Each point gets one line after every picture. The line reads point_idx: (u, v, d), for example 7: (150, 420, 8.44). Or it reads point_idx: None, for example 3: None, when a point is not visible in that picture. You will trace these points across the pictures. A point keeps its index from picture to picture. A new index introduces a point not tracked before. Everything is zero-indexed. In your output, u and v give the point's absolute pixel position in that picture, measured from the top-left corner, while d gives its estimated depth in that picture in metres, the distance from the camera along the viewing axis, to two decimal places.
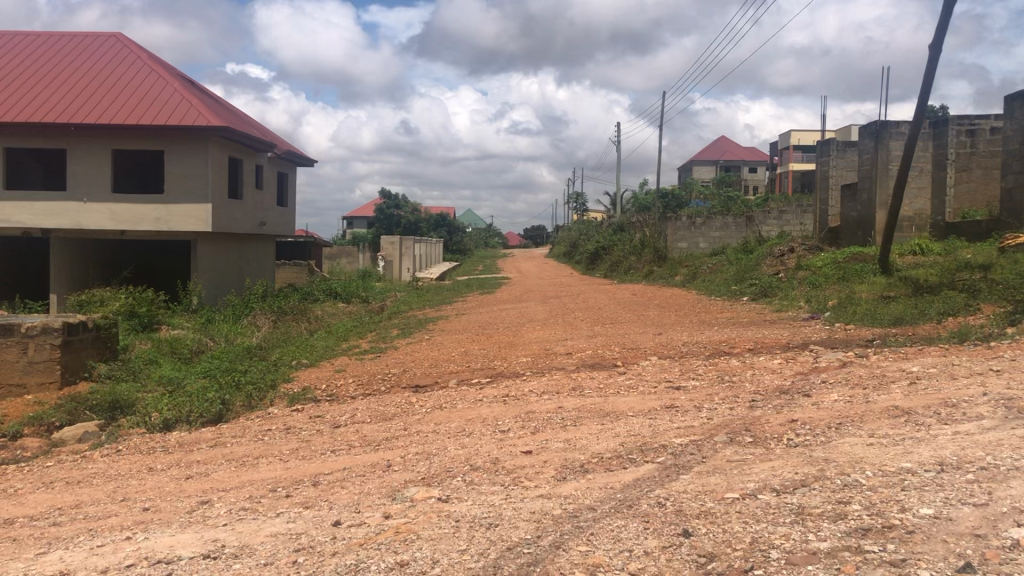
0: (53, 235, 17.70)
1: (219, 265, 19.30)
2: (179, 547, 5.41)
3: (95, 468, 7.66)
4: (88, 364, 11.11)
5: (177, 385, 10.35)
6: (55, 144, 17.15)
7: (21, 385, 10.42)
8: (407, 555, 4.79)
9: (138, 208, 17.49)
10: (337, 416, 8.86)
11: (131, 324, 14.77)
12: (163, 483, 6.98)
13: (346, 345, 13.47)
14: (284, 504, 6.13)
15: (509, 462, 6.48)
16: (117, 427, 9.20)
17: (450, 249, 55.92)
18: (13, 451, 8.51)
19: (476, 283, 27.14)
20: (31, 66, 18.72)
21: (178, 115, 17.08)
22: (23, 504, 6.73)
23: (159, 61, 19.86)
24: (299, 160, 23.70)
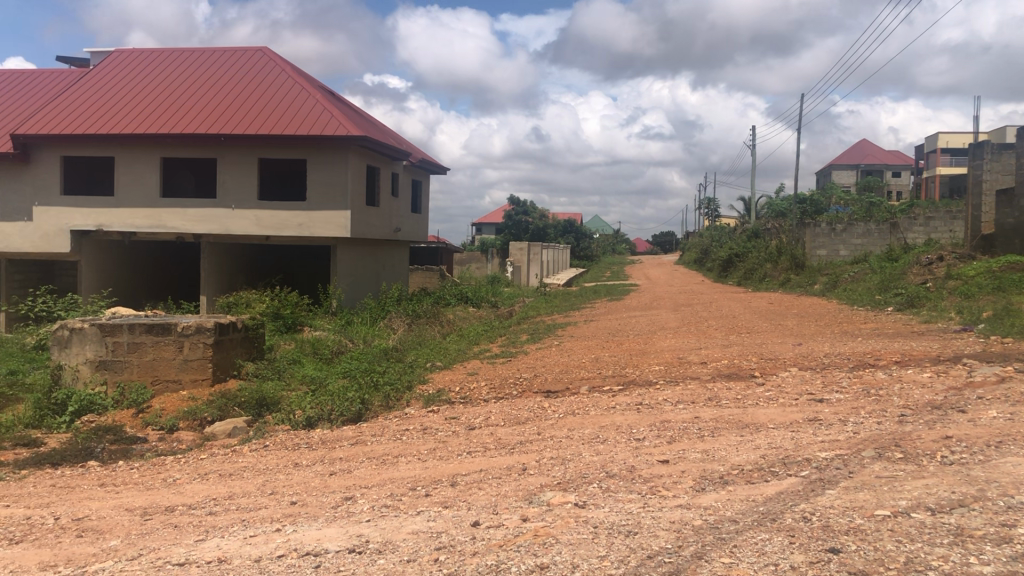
0: (203, 240, 18.73)
1: (356, 269, 19.95)
2: (326, 541, 5.61)
3: (245, 461, 8.04)
4: (237, 362, 11.69)
5: (319, 384, 10.77)
6: (207, 154, 18.12)
7: (176, 381, 11.02)
8: (547, 558, 4.82)
9: (280, 215, 18.24)
10: (472, 418, 9.01)
11: (276, 325, 15.47)
12: (309, 478, 7.26)
13: (478, 349, 13.67)
14: (424, 502, 6.27)
15: (646, 471, 6.43)
16: (264, 423, 9.62)
17: (579, 255, 55.91)
18: (169, 444, 9.03)
19: (606, 290, 27.02)
20: (186, 81, 19.87)
21: (320, 125, 17.75)
22: (182, 493, 7.13)
23: (302, 73, 20.71)
24: (432, 168, 24.23)
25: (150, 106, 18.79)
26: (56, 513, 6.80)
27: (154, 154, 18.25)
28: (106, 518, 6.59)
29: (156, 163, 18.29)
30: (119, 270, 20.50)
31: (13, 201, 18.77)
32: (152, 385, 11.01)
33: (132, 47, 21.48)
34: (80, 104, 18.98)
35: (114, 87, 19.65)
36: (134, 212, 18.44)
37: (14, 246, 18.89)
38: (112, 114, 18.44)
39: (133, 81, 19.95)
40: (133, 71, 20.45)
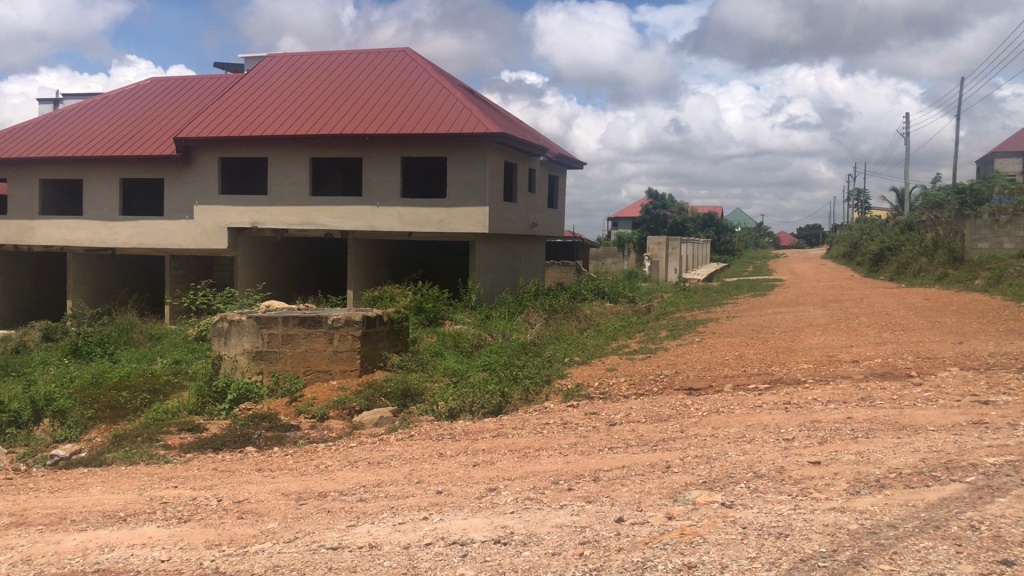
0: (349, 236, 19.39)
1: (495, 265, 20.19)
2: (471, 531, 5.70)
3: (392, 450, 8.26)
4: (383, 354, 12.04)
5: (461, 377, 10.95)
6: (353, 153, 18.73)
7: (327, 372, 11.44)
8: (694, 557, 4.74)
9: (422, 211, 18.65)
10: (612, 414, 8.95)
11: (419, 318, 15.86)
12: (453, 468, 7.39)
13: (617, 344, 13.58)
14: (568, 496, 6.28)
15: (797, 472, 6.22)
16: (409, 414, 9.85)
17: (719, 249, 54.74)
18: (321, 432, 9.40)
19: (747, 285, 26.33)
20: (334, 83, 20.62)
21: (460, 123, 18.04)
22: (333, 479, 7.41)
23: (442, 72, 21.11)
24: (569, 163, 24.23)
25: (300, 108, 19.59)
26: (218, 495, 7.19)
27: (304, 154, 19.00)
28: (264, 501, 6.92)
29: (305, 163, 19.04)
30: (271, 266, 21.47)
31: (177, 200, 19.96)
32: (304, 376, 11.47)
33: (285, 51, 22.44)
34: (237, 107, 20.00)
35: (268, 91, 20.60)
36: (285, 210, 19.27)
37: (178, 243, 20.02)
38: (265, 117, 19.33)
39: (285, 84, 20.85)
40: (286, 75, 21.38)
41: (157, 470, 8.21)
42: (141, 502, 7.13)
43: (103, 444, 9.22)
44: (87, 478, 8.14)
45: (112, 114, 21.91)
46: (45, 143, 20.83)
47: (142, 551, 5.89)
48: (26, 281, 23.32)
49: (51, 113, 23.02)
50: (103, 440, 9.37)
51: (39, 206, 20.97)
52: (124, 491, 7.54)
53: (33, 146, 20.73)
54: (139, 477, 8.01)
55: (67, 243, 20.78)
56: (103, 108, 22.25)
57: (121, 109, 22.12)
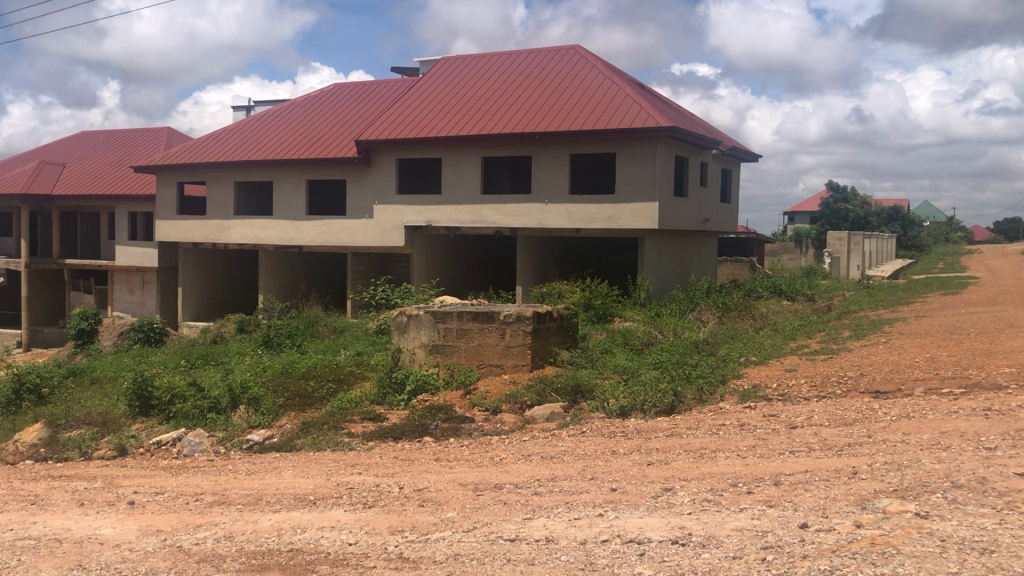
0: (519, 233, 19.65)
1: (665, 261, 19.92)
2: (648, 530, 5.65)
3: (566, 446, 8.30)
4: (554, 350, 12.11)
5: (632, 375, 10.84)
6: (523, 152, 18.97)
7: (499, 366, 11.60)
8: (888, 569, 4.50)
9: (591, 208, 18.62)
10: (792, 416, 8.62)
11: (588, 315, 15.88)
12: (627, 466, 7.34)
13: (795, 344, 13.07)
14: (747, 500, 6.10)
15: (1002, 484, 5.78)
16: (580, 410, 9.85)
17: (905, 245, 51.75)
18: (494, 425, 9.57)
19: (937, 283, 24.72)
20: (506, 83, 20.95)
21: (629, 119, 17.91)
22: (509, 472, 7.53)
23: (612, 67, 21.01)
24: (743, 156, 23.55)
25: (473, 109, 20.03)
26: (400, 482, 7.46)
27: (475, 153, 19.42)
28: (443, 490, 7.11)
29: (476, 162, 19.45)
30: (444, 262, 22.08)
31: (357, 200, 20.87)
32: (478, 369, 11.67)
33: (459, 54, 23.02)
34: (413, 110, 20.70)
35: (442, 93, 21.20)
36: (458, 209, 19.77)
37: (358, 240, 20.92)
38: (440, 118, 19.90)
39: (458, 86, 21.40)
40: (460, 77, 21.92)
41: (342, 457, 8.63)
42: (329, 487, 7.51)
43: (293, 431, 9.78)
44: (279, 462, 8.65)
45: (298, 119, 23.19)
46: (240, 148, 22.30)
47: (331, 534, 6.19)
48: (223, 275, 25.04)
49: (245, 120, 24.61)
50: (292, 426, 9.93)
51: (234, 206, 22.44)
52: (312, 475, 7.96)
53: (229, 151, 22.24)
54: (326, 462, 8.43)
55: (259, 241, 22.16)
56: (291, 114, 23.59)
57: (307, 114, 23.37)
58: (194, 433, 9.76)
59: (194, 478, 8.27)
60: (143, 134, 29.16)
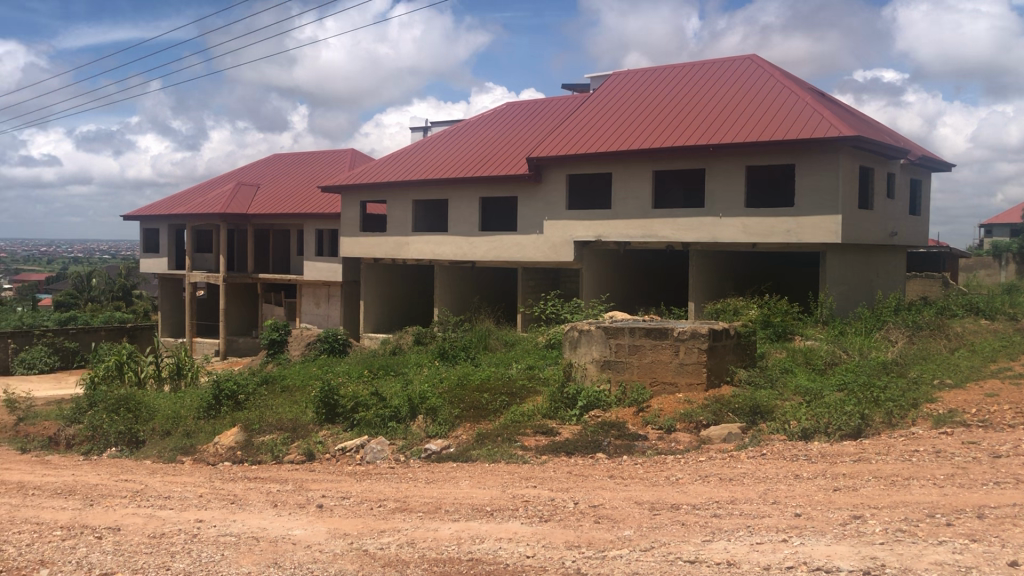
0: (691, 248, 19.33)
1: (847, 277, 19.05)
2: (837, 558, 5.39)
3: (744, 468, 8.06)
4: (730, 368, 11.77)
5: (814, 396, 10.39)
6: (696, 165, 18.66)
7: (673, 384, 11.36)
8: None
9: (768, 221, 18.07)
10: (995, 445, 8.01)
11: (766, 333, 15.40)
12: (812, 491, 7.04)
13: (996, 367, 12.15)
14: (947, 532, 5.72)
15: None
16: (758, 431, 9.54)
17: None
18: (668, 443, 9.43)
19: None
20: (679, 95, 20.69)
21: (809, 128, 17.26)
22: (685, 492, 7.39)
23: (791, 76, 20.34)
24: (934, 165, 22.18)
25: (645, 122, 19.91)
26: (575, 498, 7.46)
27: (647, 167, 19.27)
28: (618, 507, 7.06)
29: (648, 176, 19.29)
30: (614, 277, 21.99)
31: (529, 216, 21.18)
32: (651, 387, 11.49)
33: (631, 67, 22.96)
34: (585, 126, 20.80)
35: (614, 108, 21.20)
36: (629, 223, 19.68)
37: (529, 255, 21.20)
38: (612, 133, 19.89)
39: (631, 100, 21.34)
40: (632, 91, 21.84)
41: (517, 469, 8.75)
42: (505, 499, 7.61)
43: (468, 441, 10.01)
44: (457, 472, 8.87)
45: (472, 138, 23.80)
46: (418, 167, 23.13)
47: (509, 546, 6.27)
48: (401, 290, 25.97)
49: (423, 140, 25.52)
50: (468, 437, 10.16)
51: (412, 223, 23.28)
52: (489, 486, 8.10)
53: (407, 171, 23.11)
54: (502, 474, 8.57)
55: (435, 257, 22.88)
56: (466, 133, 24.25)
57: (482, 133, 23.95)
58: (376, 441, 10.19)
59: (377, 484, 8.61)
60: (327, 156, 30.79)
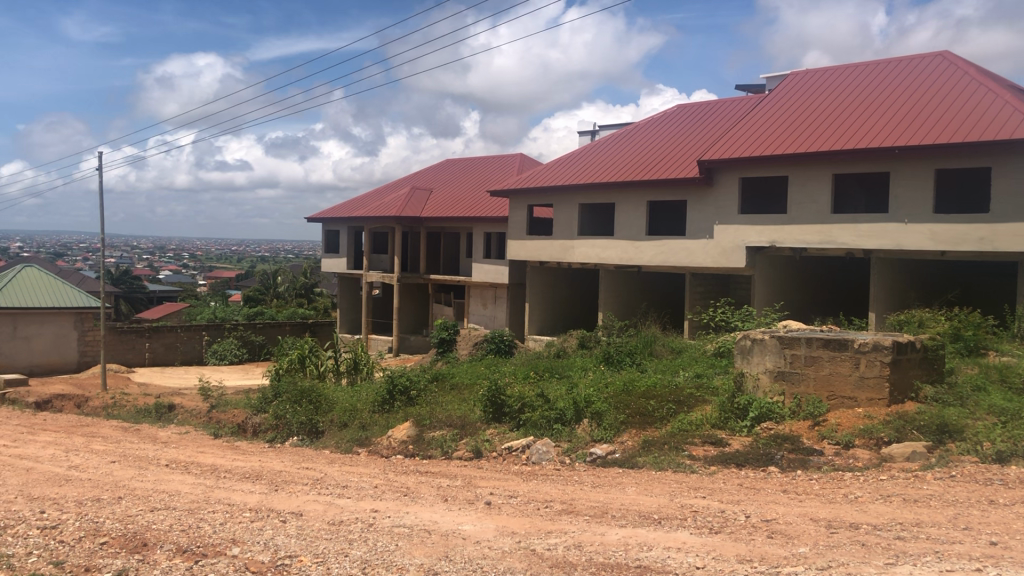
0: (873, 255, 18.42)
1: None
2: None
3: (932, 490, 7.59)
4: (916, 384, 11.10)
5: (1011, 417, 9.63)
6: (880, 168, 17.74)
7: (852, 398, 10.81)
8: None
9: (960, 228, 16.97)
10: None
11: (956, 347, 14.44)
12: (1010, 519, 6.53)
13: None
14: None
15: None
16: (947, 451, 8.95)
17: None
18: (845, 460, 9.00)
19: None
20: (862, 95, 19.74)
21: (1008, 128, 16.05)
22: (866, 512, 7.02)
23: (988, 73, 18.99)
24: None
25: (825, 124, 19.12)
26: (746, 511, 7.25)
27: (826, 170, 18.51)
28: (792, 523, 6.81)
29: (827, 180, 18.53)
30: (787, 285, 21.26)
31: (699, 220, 20.80)
32: (828, 401, 10.99)
33: (811, 67, 22.11)
34: (760, 128, 20.21)
35: (791, 109, 20.50)
36: (805, 229, 18.96)
37: (698, 261, 20.82)
38: (788, 136, 19.23)
39: (809, 100, 20.56)
40: (811, 92, 21.03)
41: (685, 479, 8.60)
42: (673, 507, 7.49)
43: (634, 447, 9.94)
44: (623, 478, 8.82)
45: (643, 141, 23.61)
46: (586, 171, 23.18)
47: (678, 555, 6.17)
48: (566, 293, 26.10)
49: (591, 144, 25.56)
50: (634, 443, 10.07)
51: (579, 227, 23.37)
52: (656, 494, 8.01)
53: (576, 174, 23.19)
54: (669, 482, 8.45)
55: (601, 261, 22.86)
56: (636, 136, 24.09)
57: (652, 136, 23.72)
58: (542, 442, 10.30)
59: (544, 485, 8.68)
60: (498, 160, 31.35)
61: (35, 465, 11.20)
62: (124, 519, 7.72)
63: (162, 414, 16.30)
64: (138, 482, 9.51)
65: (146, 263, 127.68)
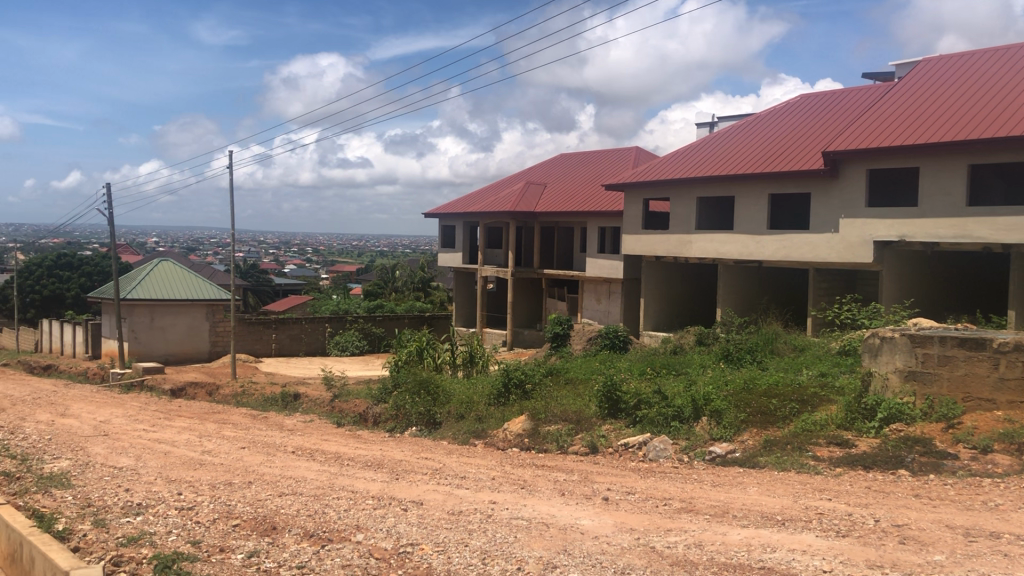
0: (1013, 250, 17.39)
1: None
2: None
3: None
4: None
5: None
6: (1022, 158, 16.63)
7: (991, 401, 10.22)
8: None
9: None
10: None
11: None
12: None
13: None
14: None
15: None
16: None
17: None
18: (983, 465, 8.53)
19: None
20: (1002, 81, 18.64)
21: None
22: (1008, 521, 6.63)
23: None
24: None
25: (960, 112, 18.16)
26: (876, 515, 6.98)
27: (961, 161, 17.56)
28: (926, 530, 6.51)
29: (962, 172, 17.58)
30: (918, 280, 20.35)
31: (823, 214, 20.13)
32: (964, 403, 10.44)
33: (947, 52, 21.02)
34: (889, 117, 19.37)
35: (923, 97, 19.57)
36: (939, 223, 18.07)
37: (822, 256, 20.17)
38: (920, 125, 18.37)
39: (942, 88, 19.56)
40: (946, 78, 20.00)
41: (809, 480, 8.35)
42: (797, 509, 7.28)
43: (755, 447, 9.71)
44: (744, 477, 8.63)
45: (764, 132, 22.98)
46: (704, 164, 22.76)
47: (803, 558, 5.99)
48: (682, 288, 25.71)
49: (710, 136, 25.06)
50: (754, 443, 9.85)
51: (696, 221, 22.98)
52: (780, 495, 7.80)
53: (693, 168, 22.80)
54: (793, 484, 8.21)
55: (720, 256, 22.44)
56: (757, 128, 23.49)
57: (773, 127, 23.05)
58: (659, 439, 10.18)
59: (663, 483, 8.58)
60: (613, 155, 31.13)
61: (172, 449, 11.79)
62: (255, 503, 8.04)
63: (287, 403, 16.90)
64: (267, 468, 9.89)
65: (270, 258, 132.55)
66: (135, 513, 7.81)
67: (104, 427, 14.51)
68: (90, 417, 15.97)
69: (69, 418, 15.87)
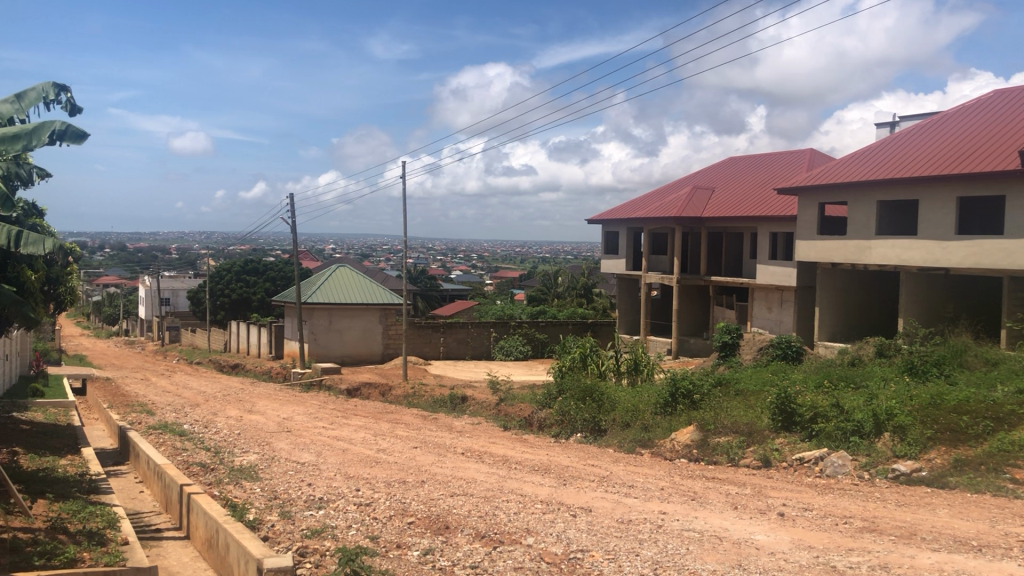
0: None
1: None
2: None
3: None
4: None
5: None
6: None
7: None
8: None
9: None
10: None
11: None
12: None
13: None
14: None
15: None
16: None
17: None
18: None
19: None
20: None
21: None
22: None
23: None
24: None
25: None
26: None
27: None
28: None
29: None
30: None
31: (1019, 217, 18.66)
32: None
33: None
34: None
35: None
36: None
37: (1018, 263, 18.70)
38: None
39: None
40: None
41: (1007, 504, 7.73)
42: (995, 535, 6.76)
43: (944, 466, 9.09)
44: (933, 498, 8.11)
45: (953, 131, 21.57)
46: (885, 166, 21.62)
47: None
48: (859, 296, 24.52)
49: (892, 136, 23.77)
50: (944, 462, 9.22)
51: (876, 226, 21.87)
52: (973, 519, 7.26)
53: (873, 170, 21.72)
54: (988, 508, 7.63)
55: (902, 262, 21.24)
56: (945, 126, 22.08)
57: (962, 126, 21.61)
58: (838, 454, 9.76)
59: (843, 500, 8.19)
60: (785, 158, 30.08)
61: (349, 446, 12.31)
62: (428, 502, 8.27)
63: (455, 406, 17.33)
64: (438, 468, 10.16)
65: (437, 264, 136.39)
66: (317, 506, 8.21)
67: (287, 424, 15.35)
68: (274, 414, 16.94)
69: (256, 414, 16.90)
